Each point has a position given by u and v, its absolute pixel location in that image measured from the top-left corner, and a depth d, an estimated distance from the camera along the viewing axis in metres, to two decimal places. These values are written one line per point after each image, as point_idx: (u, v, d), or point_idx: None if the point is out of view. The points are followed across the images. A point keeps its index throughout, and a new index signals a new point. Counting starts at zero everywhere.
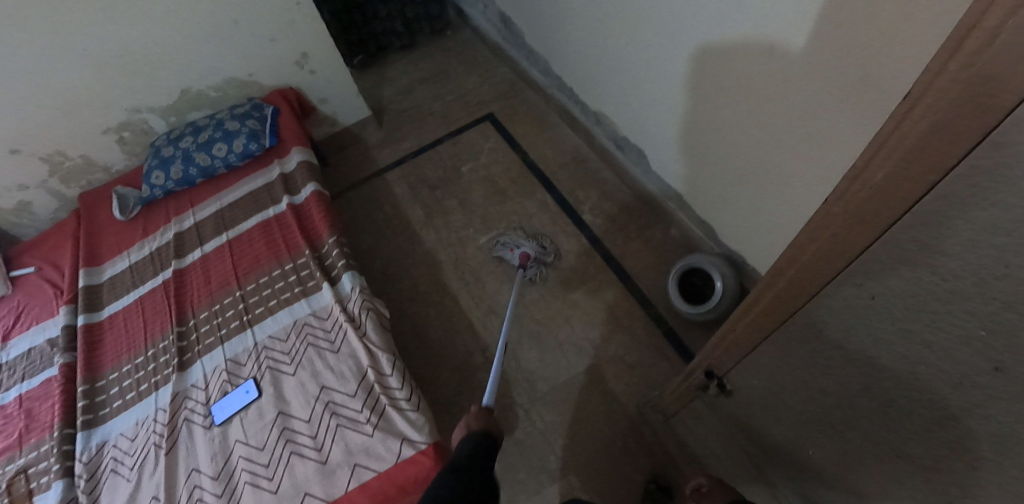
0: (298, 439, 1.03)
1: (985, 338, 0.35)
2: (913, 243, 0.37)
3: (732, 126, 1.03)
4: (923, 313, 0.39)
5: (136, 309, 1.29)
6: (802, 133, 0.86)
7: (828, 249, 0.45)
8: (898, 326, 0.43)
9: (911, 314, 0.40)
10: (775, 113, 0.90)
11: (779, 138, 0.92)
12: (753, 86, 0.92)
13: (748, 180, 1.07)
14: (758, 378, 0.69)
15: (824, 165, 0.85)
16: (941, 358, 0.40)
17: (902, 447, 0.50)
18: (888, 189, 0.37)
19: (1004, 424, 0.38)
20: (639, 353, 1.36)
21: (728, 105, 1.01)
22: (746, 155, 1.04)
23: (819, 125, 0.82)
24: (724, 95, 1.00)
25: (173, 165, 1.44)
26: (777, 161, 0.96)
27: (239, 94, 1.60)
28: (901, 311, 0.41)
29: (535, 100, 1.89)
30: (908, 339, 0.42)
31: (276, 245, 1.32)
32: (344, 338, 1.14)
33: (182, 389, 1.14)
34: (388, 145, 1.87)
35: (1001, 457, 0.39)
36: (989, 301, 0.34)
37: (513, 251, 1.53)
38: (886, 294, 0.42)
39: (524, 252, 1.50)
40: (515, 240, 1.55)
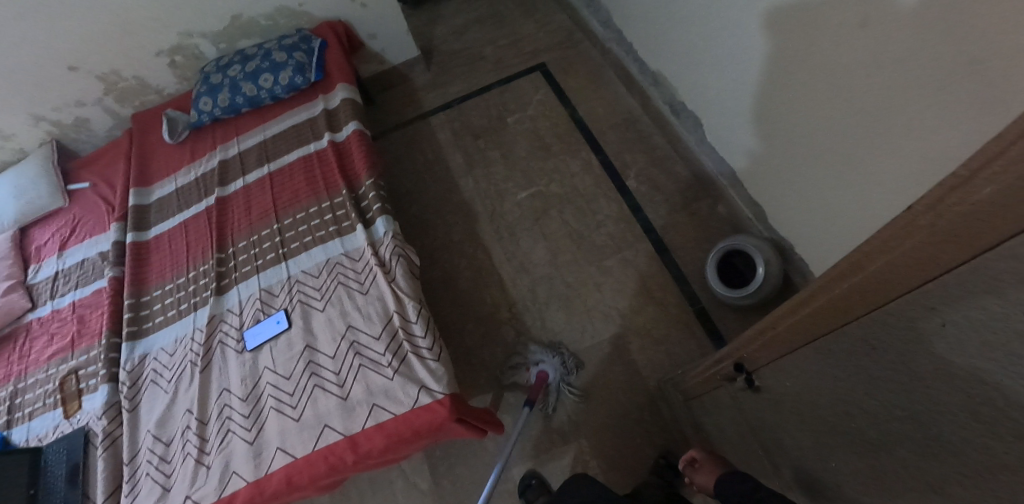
0: (322, 373, 1.07)
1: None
2: (1009, 275, 0.31)
3: (811, 102, 0.93)
4: (1001, 353, 0.34)
5: (181, 231, 1.34)
6: (889, 119, 0.76)
7: (904, 261, 0.40)
8: (965, 360, 0.38)
9: (985, 351, 0.35)
10: (862, 93, 0.80)
11: (862, 121, 0.82)
12: (843, 58, 0.81)
13: (816, 163, 0.98)
14: (793, 380, 0.65)
15: (904, 158, 0.76)
16: (1008, 404, 0.35)
17: (940, 484, 0.46)
18: (995, 208, 0.31)
19: None
20: (667, 329, 1.33)
21: (811, 75, 0.90)
22: (820, 136, 0.94)
23: (910, 113, 0.72)
24: (808, 64, 0.89)
25: (220, 92, 1.44)
26: (853, 147, 0.87)
27: (288, 23, 1.56)
28: (974, 346, 0.36)
29: (591, 52, 1.77)
30: (974, 376, 0.37)
31: (315, 182, 1.32)
32: (374, 281, 1.15)
33: (218, 312, 1.19)
34: (435, 88, 1.81)
35: None
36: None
37: (529, 373, 1.29)
38: (961, 323, 0.37)
39: (542, 374, 1.27)
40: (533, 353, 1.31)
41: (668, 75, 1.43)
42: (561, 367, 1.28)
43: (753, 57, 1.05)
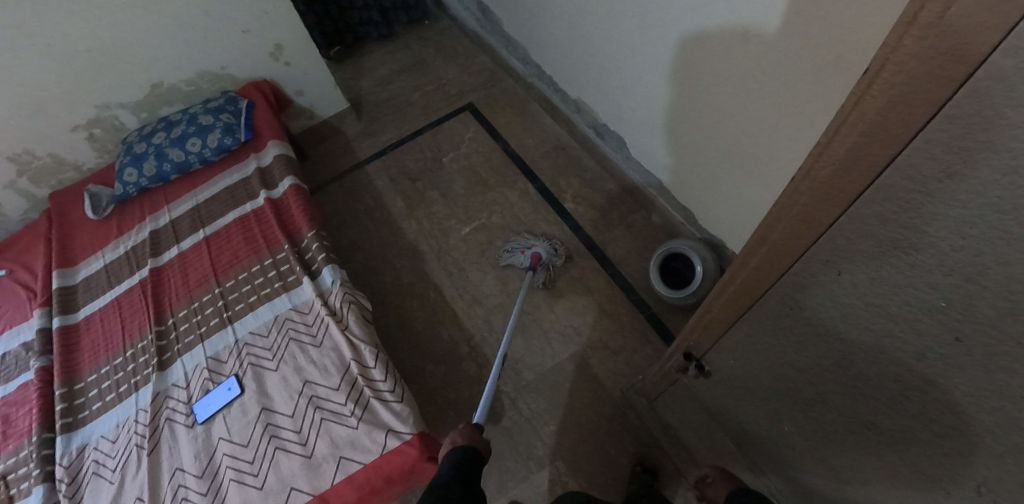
0: (282, 434, 1.02)
1: (948, 311, 0.36)
2: (876, 218, 0.37)
3: (713, 114, 1.04)
4: (889, 288, 0.40)
5: (113, 309, 1.27)
6: (779, 119, 0.88)
7: (795, 226, 0.46)
8: (865, 301, 0.43)
9: (876, 290, 0.41)
10: (752, 100, 0.92)
11: (757, 122, 0.93)
12: (731, 73, 0.93)
13: (726, 165, 1.09)
14: (735, 357, 0.70)
15: (798, 149, 0.88)
16: (905, 330, 0.41)
17: (873, 420, 0.51)
18: (849, 165, 0.37)
19: (966, 393, 0.39)
20: (623, 338, 1.38)
21: (706, 88, 1.01)
22: (725, 142, 1.05)
23: (795, 108, 0.83)
24: (702, 79, 1.01)
25: (145, 161, 1.40)
26: (753, 146, 0.98)
27: (212, 87, 1.56)
28: (868, 287, 0.42)
29: (515, 88, 1.88)
30: (875, 313, 0.43)
31: (254, 241, 1.30)
32: (326, 331, 1.13)
33: (162, 388, 1.12)
34: (368, 137, 1.84)
35: (964, 425, 0.41)
36: (947, 277, 0.35)
37: (524, 253, 1.48)
38: (851, 269, 0.43)
39: (536, 253, 1.46)
40: (525, 241, 1.51)
41: (588, 101, 1.54)
42: (551, 249, 1.48)
43: (656, 79, 1.16)
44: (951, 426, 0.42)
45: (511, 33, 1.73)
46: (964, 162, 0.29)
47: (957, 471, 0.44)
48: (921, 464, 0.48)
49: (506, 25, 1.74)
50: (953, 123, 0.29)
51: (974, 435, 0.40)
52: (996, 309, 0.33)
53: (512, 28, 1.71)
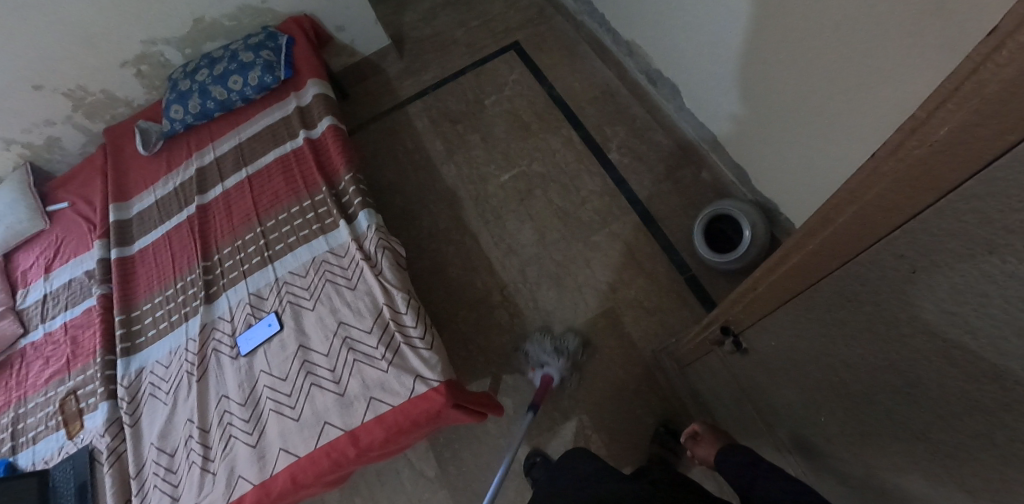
0: (318, 371, 1.08)
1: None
2: (972, 216, 0.31)
3: (785, 62, 0.93)
4: (970, 297, 0.34)
5: (164, 243, 1.33)
6: (863, 73, 0.78)
7: (871, 211, 0.40)
8: (938, 306, 0.37)
9: (955, 296, 0.35)
10: (835, 48, 0.81)
11: (840, 75, 0.82)
12: (814, 15, 0.82)
13: (797, 123, 0.98)
14: (777, 340, 0.65)
15: (879, 110, 0.78)
16: (981, 345, 0.35)
17: (923, 431, 0.46)
18: (952, 147, 0.30)
19: None
20: (659, 299, 1.34)
21: (786, 32, 0.89)
22: (795, 95, 0.95)
23: (890, 63, 0.72)
24: (783, 20, 0.89)
25: (190, 99, 1.42)
26: (831, 103, 0.87)
27: (253, 22, 1.53)
28: (945, 291, 0.36)
29: (565, 25, 1.74)
30: (947, 319, 0.37)
31: (294, 182, 1.31)
32: (361, 275, 1.15)
33: (209, 320, 1.20)
34: (409, 75, 1.78)
35: None
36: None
37: (535, 371, 1.28)
38: (930, 268, 0.36)
39: (546, 378, 1.25)
40: (542, 353, 1.28)
41: (643, 43, 1.41)
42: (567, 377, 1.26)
43: (728, 19, 1.03)
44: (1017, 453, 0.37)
45: None
46: None
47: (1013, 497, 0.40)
48: (972, 485, 0.43)
49: None
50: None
51: None
52: None
53: None
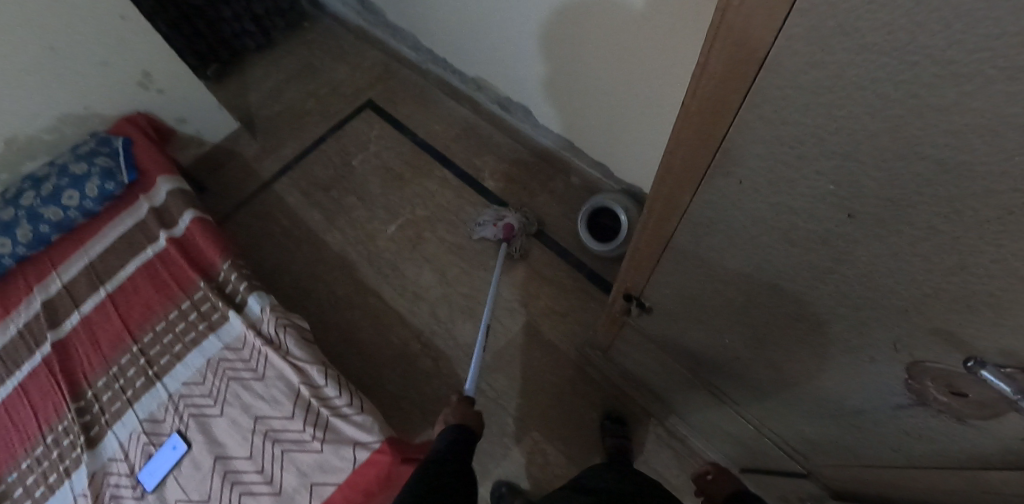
0: (244, 478, 0.97)
1: (840, 192, 0.39)
2: (761, 121, 0.40)
3: (608, 67, 1.12)
4: (784, 183, 0.42)
5: (19, 398, 1.10)
6: (670, 59, 0.97)
7: (694, 146, 0.47)
8: (767, 202, 0.45)
9: (774, 187, 0.43)
10: (640, 48, 1.00)
11: (651, 66, 1.02)
12: (617, 26, 1.01)
13: (632, 112, 1.17)
14: (669, 288, 0.72)
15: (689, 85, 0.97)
16: (805, 219, 0.43)
17: (797, 311, 0.54)
18: (729, 73, 0.39)
19: (866, 266, 0.42)
20: (568, 299, 1.42)
21: (604, 41, 1.07)
22: (624, 91, 1.14)
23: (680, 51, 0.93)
24: (598, 32, 1.06)
25: (18, 227, 1.20)
26: (652, 91, 1.07)
27: (77, 131, 1.39)
28: (766, 186, 0.44)
29: (412, 77, 1.83)
30: (777, 210, 0.45)
31: (165, 286, 1.19)
32: (267, 361, 1.07)
33: (99, 466, 1.02)
34: (267, 154, 1.72)
35: (870, 292, 0.44)
36: (832, 158, 0.37)
37: (495, 226, 1.46)
38: (751, 174, 0.45)
39: (508, 224, 1.44)
40: (497, 213, 1.48)
41: (489, 78, 1.54)
42: (523, 220, 1.46)
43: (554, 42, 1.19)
44: (862, 298, 0.46)
45: (397, 21, 1.69)
46: (822, 52, 0.32)
47: (872, 334, 0.48)
48: (843, 339, 0.52)
49: (390, 15, 1.69)
50: (805, 16, 0.31)
51: (881, 300, 0.44)
52: (876, 180, 0.36)
53: (397, 17, 1.66)
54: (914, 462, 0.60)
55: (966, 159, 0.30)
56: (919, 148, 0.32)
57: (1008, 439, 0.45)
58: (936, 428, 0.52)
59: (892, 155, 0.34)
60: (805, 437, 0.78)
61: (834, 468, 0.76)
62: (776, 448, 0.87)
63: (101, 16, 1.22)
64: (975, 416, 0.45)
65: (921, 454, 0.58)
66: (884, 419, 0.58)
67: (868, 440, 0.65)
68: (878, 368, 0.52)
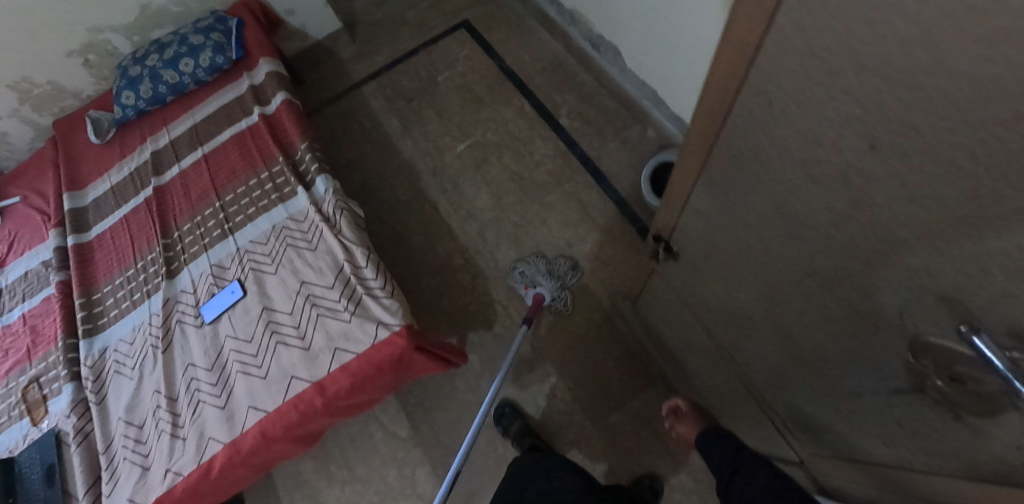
0: (282, 330, 1.10)
1: (865, 117, 0.35)
2: (797, 29, 0.36)
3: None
4: (812, 106, 0.39)
5: (122, 226, 1.32)
6: None
7: (733, 59, 0.44)
8: (795, 129, 0.42)
9: (802, 110, 0.40)
10: None
11: None
12: None
13: (699, 54, 1.14)
14: (696, 233, 0.70)
15: None
16: (828, 150, 0.40)
17: (811, 265, 0.51)
18: None
19: (885, 212, 0.39)
20: (613, 250, 1.41)
21: None
22: (693, 22, 1.10)
23: None
24: None
25: (141, 83, 1.40)
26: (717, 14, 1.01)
27: (202, 7, 1.53)
28: (795, 109, 0.41)
29: (511, 3, 1.81)
30: (803, 139, 0.42)
31: (249, 156, 1.33)
32: (321, 236, 1.18)
33: (172, 294, 1.20)
34: (363, 57, 1.81)
35: (886, 246, 0.41)
36: (858, 74, 0.34)
37: (526, 289, 1.35)
38: (783, 96, 0.41)
39: (536, 294, 1.31)
40: (532, 275, 1.35)
41: (585, 11, 1.49)
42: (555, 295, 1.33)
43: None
44: (873, 252, 0.42)
45: None
46: None
47: (880, 299, 0.45)
48: (853, 302, 0.48)
49: None
50: None
51: (897, 255, 0.40)
52: (902, 102, 0.32)
53: None
54: (907, 461, 0.55)
55: (997, 74, 0.26)
56: (950, 59, 0.28)
57: (1000, 445, 0.42)
58: (931, 423, 0.49)
59: (921, 69, 0.30)
60: (803, 423, 0.74)
61: (828, 460, 0.72)
62: (774, 429, 0.84)
63: None
64: (972, 412, 0.42)
65: (912, 454, 0.54)
66: (880, 406, 0.54)
67: (862, 430, 0.61)
68: (884, 342, 0.48)
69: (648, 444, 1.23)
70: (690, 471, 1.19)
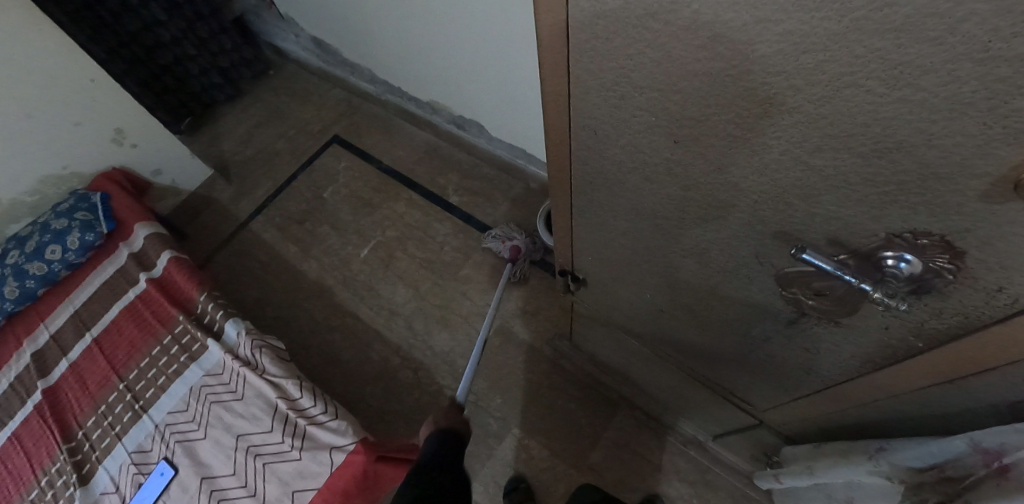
0: (229, 494, 1.00)
1: (660, 121, 0.45)
2: (586, 73, 0.46)
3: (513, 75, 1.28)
4: (624, 127, 0.49)
5: (12, 446, 1.14)
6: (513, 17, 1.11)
7: (554, 107, 0.54)
8: (620, 145, 0.51)
9: (618, 130, 0.50)
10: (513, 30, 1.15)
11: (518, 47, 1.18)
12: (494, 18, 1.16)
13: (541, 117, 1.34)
14: (589, 255, 0.78)
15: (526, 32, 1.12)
16: (650, 154, 0.49)
17: (682, 247, 0.60)
18: (550, 33, 0.45)
19: (707, 186, 0.48)
20: (537, 299, 1.48)
21: (506, 55, 1.23)
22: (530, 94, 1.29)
23: (524, 19, 1.09)
24: (501, 46, 1.22)
25: (4, 284, 1.27)
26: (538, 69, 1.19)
27: (58, 191, 1.47)
28: (612, 131, 0.50)
29: (373, 109, 1.94)
30: (629, 152, 0.51)
31: (146, 324, 1.25)
32: (245, 382, 1.12)
33: (91, 502, 1.04)
34: (243, 196, 1.80)
35: (720, 213, 0.50)
36: (642, 93, 0.43)
37: (503, 243, 1.49)
38: (602, 125, 0.51)
39: (513, 245, 1.46)
40: (507, 232, 1.50)
41: (441, 100, 1.64)
42: (529, 243, 1.48)
43: (458, 34, 1.30)
44: (716, 220, 0.51)
45: (351, 58, 1.81)
46: None
47: (739, 253, 0.53)
48: (723, 266, 0.57)
49: (344, 53, 1.80)
50: None
51: (729, 218, 0.50)
52: (677, 103, 0.42)
53: (351, 54, 1.78)
54: (826, 381, 0.63)
55: (721, 67, 0.36)
56: (690, 66, 0.38)
57: (876, 333, 0.49)
58: (824, 338, 0.55)
59: (675, 79, 0.40)
60: (744, 386, 0.80)
61: (778, 410, 0.79)
62: (727, 402, 0.90)
63: (72, 77, 1.32)
64: (841, 313, 0.49)
65: (829, 371, 0.60)
66: (785, 343, 0.61)
67: (785, 370, 0.67)
68: (760, 288, 0.56)
69: (635, 467, 1.24)
70: (682, 478, 1.21)
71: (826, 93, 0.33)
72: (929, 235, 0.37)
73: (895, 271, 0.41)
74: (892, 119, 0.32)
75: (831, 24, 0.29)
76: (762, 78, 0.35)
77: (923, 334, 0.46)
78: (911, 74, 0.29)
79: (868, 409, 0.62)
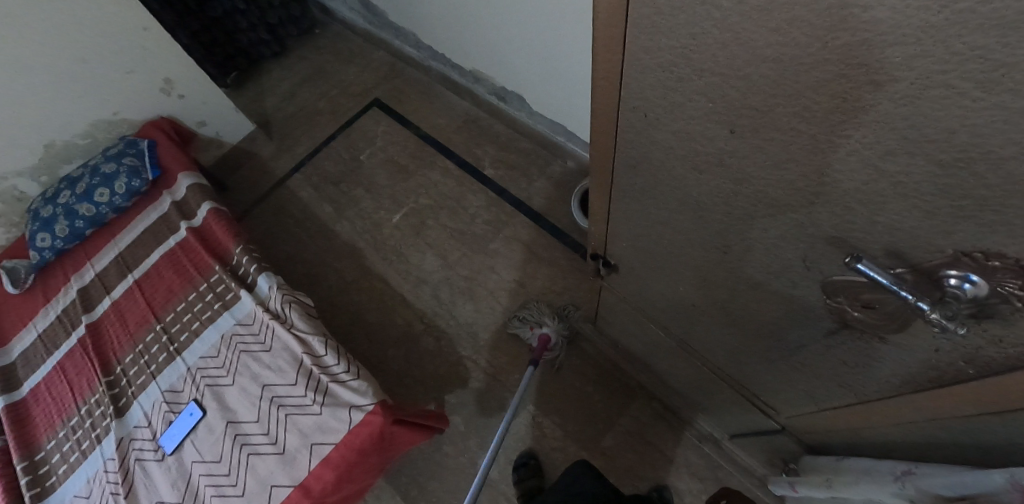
0: (252, 440, 1.05)
1: (718, 109, 0.42)
2: (644, 51, 0.43)
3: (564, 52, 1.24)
4: (680, 113, 0.46)
5: (57, 374, 1.22)
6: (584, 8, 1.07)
7: (605, 87, 0.51)
8: (672, 130, 0.49)
9: (671, 115, 0.47)
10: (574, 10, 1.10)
11: (576, 26, 1.13)
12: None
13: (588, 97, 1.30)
14: (624, 241, 0.76)
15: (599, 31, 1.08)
16: (702, 142, 0.47)
17: (724, 242, 0.57)
18: (610, 5, 0.42)
19: (760, 181, 0.45)
20: (564, 279, 1.46)
21: (559, 30, 1.19)
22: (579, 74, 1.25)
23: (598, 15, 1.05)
24: (555, 21, 1.18)
25: (55, 222, 1.34)
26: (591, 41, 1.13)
27: (109, 135, 1.52)
28: (665, 115, 0.48)
29: (415, 75, 1.92)
30: (680, 138, 0.49)
31: (184, 271, 1.30)
32: (273, 334, 1.16)
33: (125, 433, 1.11)
34: (282, 153, 1.83)
35: (772, 209, 0.47)
36: (702, 77, 0.41)
37: (533, 331, 1.31)
38: (652, 108, 0.48)
39: (544, 337, 1.28)
40: (537, 316, 1.32)
41: (483, 69, 1.61)
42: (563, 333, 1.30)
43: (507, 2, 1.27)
44: (766, 217, 0.48)
45: (397, 21, 1.78)
46: None
47: (785, 255, 0.51)
48: (768, 265, 0.54)
49: (391, 15, 1.78)
50: None
51: (782, 216, 0.47)
52: (739, 91, 0.39)
53: (397, 16, 1.75)
54: (861, 396, 0.60)
55: (794, 54, 0.34)
56: (759, 51, 0.35)
57: (924, 353, 0.46)
58: (865, 351, 0.52)
59: (741, 63, 0.37)
60: (770, 390, 0.78)
61: (803, 419, 0.76)
62: (750, 405, 0.87)
63: (125, 25, 1.34)
64: (888, 329, 0.46)
65: (865, 386, 0.58)
66: (822, 352, 0.59)
67: (818, 379, 0.65)
68: (804, 293, 0.53)
69: (646, 457, 1.23)
70: (693, 473, 1.20)
71: (910, 91, 0.30)
72: (1002, 256, 0.33)
73: (957, 291, 0.37)
74: (982, 127, 0.29)
75: (928, 16, 0.26)
76: (839, 69, 0.32)
77: (977, 361, 0.42)
78: (1015, 78, 0.26)
79: (902, 430, 0.59)
